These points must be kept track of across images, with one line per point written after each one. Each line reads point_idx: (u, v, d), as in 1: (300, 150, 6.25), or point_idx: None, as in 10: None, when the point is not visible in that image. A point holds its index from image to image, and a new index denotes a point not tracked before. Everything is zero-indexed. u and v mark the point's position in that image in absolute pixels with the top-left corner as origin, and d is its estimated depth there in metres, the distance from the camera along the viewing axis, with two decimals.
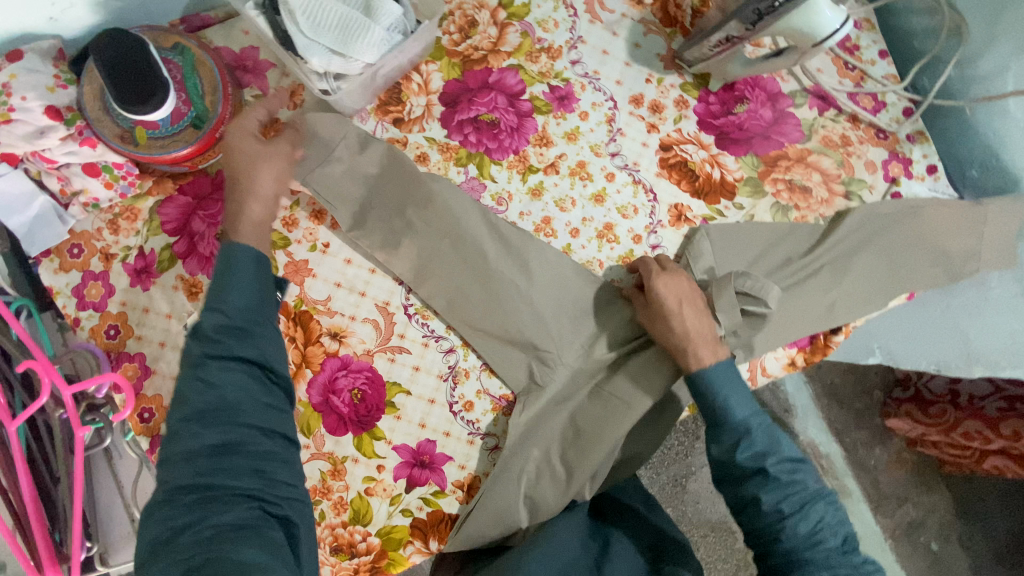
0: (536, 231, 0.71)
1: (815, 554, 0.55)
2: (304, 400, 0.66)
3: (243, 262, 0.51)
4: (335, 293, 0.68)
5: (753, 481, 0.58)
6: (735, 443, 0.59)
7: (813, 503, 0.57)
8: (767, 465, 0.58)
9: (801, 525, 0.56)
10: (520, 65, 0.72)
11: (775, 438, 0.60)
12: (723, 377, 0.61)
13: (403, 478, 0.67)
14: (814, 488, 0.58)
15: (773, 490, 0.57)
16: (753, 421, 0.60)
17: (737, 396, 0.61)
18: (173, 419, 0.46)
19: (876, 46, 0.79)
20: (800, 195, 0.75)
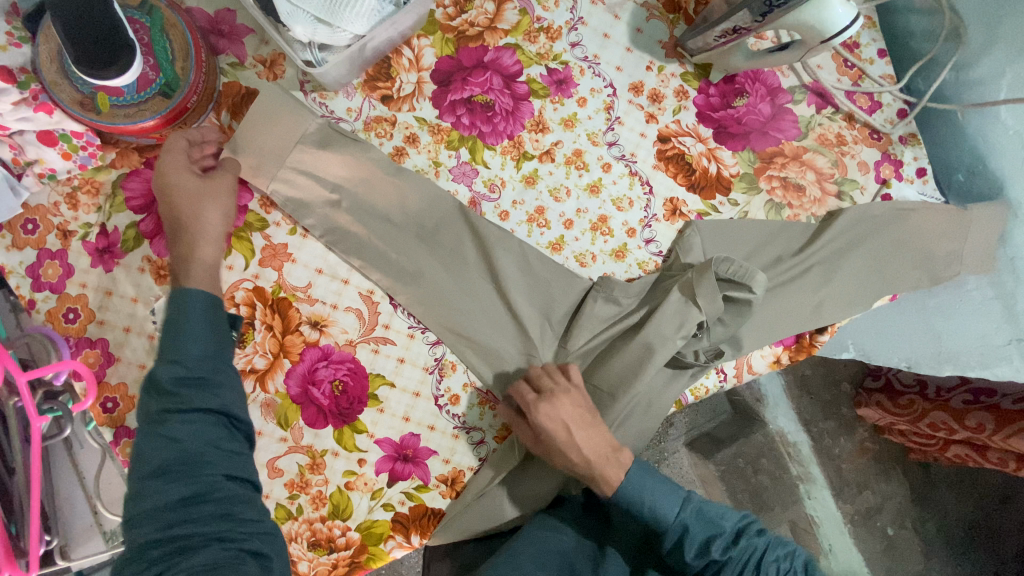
0: (529, 221, 0.69)
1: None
2: (281, 391, 0.63)
3: (196, 312, 0.50)
4: (316, 279, 0.64)
5: (709, 571, 0.58)
6: (678, 543, 0.58)
7: (766, 559, 0.57)
8: (715, 556, 0.57)
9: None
10: (517, 44, 0.68)
11: (711, 518, 0.59)
12: (636, 487, 0.59)
13: (385, 472, 0.65)
14: (763, 543, 0.58)
15: (733, 569, 0.57)
16: (686, 516, 0.58)
17: (664, 498, 0.59)
18: (133, 478, 0.45)
19: (875, 44, 0.78)
20: (794, 193, 0.74)
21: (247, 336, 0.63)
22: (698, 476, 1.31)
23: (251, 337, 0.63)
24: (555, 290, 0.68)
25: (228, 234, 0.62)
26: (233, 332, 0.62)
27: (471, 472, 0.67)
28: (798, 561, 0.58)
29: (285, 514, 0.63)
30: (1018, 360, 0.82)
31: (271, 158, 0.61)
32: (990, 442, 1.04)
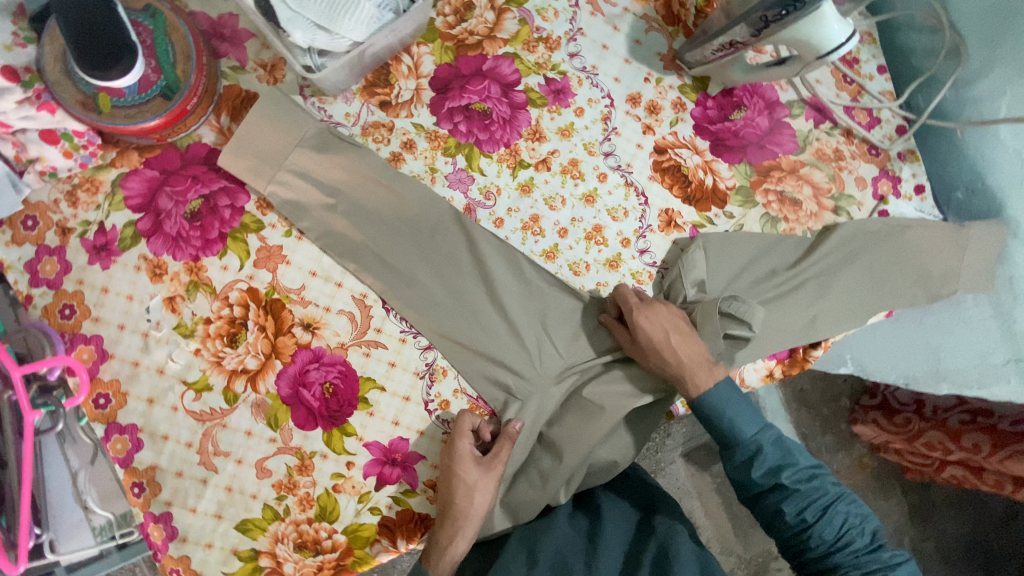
0: (523, 229, 0.69)
1: (843, 553, 0.61)
2: (272, 392, 0.63)
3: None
4: (309, 281, 0.65)
5: (774, 495, 0.63)
6: (749, 461, 0.64)
7: (835, 505, 0.62)
8: (784, 480, 0.63)
9: (826, 529, 0.62)
10: (516, 54, 0.69)
11: (787, 449, 0.65)
12: (722, 398, 0.64)
13: (373, 476, 0.65)
14: (834, 491, 0.63)
15: (797, 498, 0.62)
16: (763, 438, 0.64)
17: (743, 418, 0.64)
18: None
19: (875, 60, 0.78)
20: (790, 207, 0.74)
21: (240, 337, 0.63)
22: (696, 488, 1.25)
23: (244, 338, 0.63)
24: (547, 298, 0.68)
25: (224, 235, 0.63)
26: (225, 332, 0.63)
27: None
28: (860, 520, 0.63)
29: (272, 514, 0.63)
30: (1015, 378, 0.82)
31: (269, 161, 0.62)
32: (986, 462, 1.06)
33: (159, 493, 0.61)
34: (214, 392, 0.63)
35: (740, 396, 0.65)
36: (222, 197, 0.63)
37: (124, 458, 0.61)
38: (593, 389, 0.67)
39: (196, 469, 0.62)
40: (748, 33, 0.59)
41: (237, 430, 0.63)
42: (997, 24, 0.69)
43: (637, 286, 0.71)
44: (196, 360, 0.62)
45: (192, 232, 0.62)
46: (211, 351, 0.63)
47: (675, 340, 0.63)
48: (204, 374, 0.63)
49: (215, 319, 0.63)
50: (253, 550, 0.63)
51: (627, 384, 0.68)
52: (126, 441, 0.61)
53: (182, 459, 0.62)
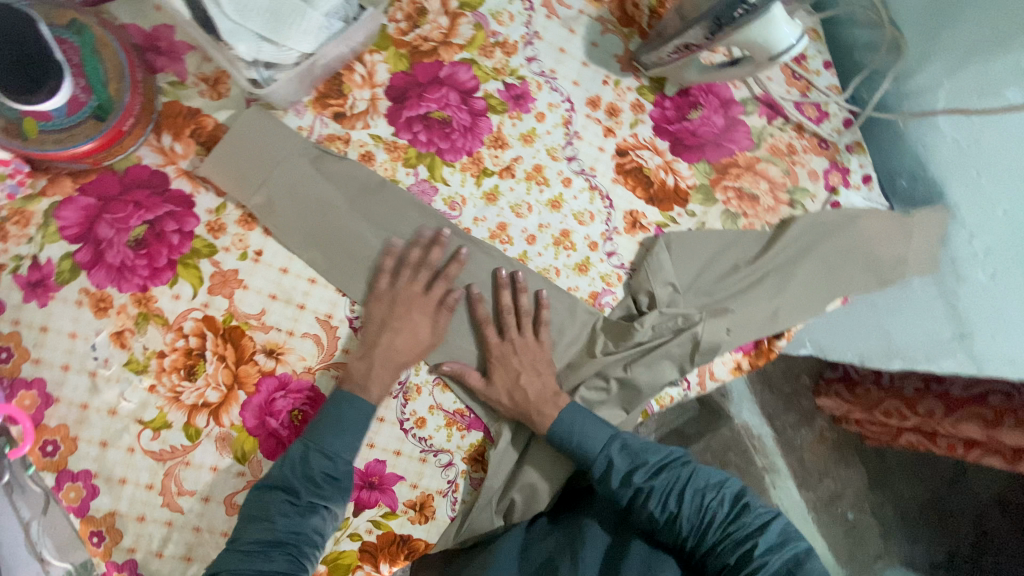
0: (491, 238, 0.68)
1: (714, 532, 0.60)
2: (237, 424, 0.60)
3: (355, 415, 0.59)
4: (269, 305, 0.62)
5: (638, 502, 0.62)
6: (605, 473, 0.63)
7: (688, 489, 0.62)
8: (638, 482, 0.62)
9: (691, 513, 0.61)
10: (473, 59, 0.68)
11: (636, 451, 0.64)
12: (569, 422, 0.64)
13: (351, 501, 0.63)
14: (686, 473, 0.63)
15: (656, 494, 0.61)
16: (611, 449, 0.63)
17: (590, 435, 0.64)
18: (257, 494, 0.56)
19: (820, 56, 0.81)
20: (749, 203, 0.76)
21: (199, 369, 0.60)
22: None
23: (203, 369, 0.60)
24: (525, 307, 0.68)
25: (173, 262, 0.59)
26: (182, 364, 0.59)
27: (463, 503, 0.66)
28: (732, 497, 0.62)
29: None
30: (961, 353, 0.82)
31: (239, 185, 0.60)
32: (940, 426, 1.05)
33: (120, 540, 0.57)
34: (175, 429, 0.59)
35: (584, 411, 0.65)
36: (169, 222, 0.59)
37: (79, 507, 0.57)
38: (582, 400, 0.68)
39: (159, 511, 0.59)
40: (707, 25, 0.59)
41: (201, 466, 0.60)
42: (932, 24, 0.72)
43: (607, 289, 0.71)
44: (151, 397, 0.59)
45: (138, 261, 0.58)
46: (168, 387, 0.59)
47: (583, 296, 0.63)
48: (162, 411, 0.59)
49: (170, 352, 0.59)
50: None
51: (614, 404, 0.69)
52: (80, 488, 0.57)
53: (145, 502, 0.58)
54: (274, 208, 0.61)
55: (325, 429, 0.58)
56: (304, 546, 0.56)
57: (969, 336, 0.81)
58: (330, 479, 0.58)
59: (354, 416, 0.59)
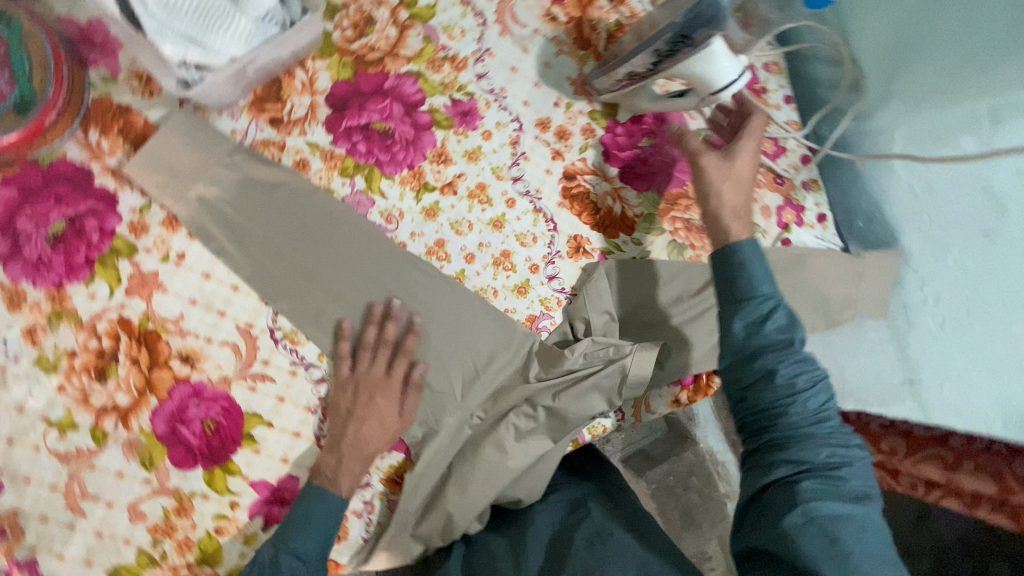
0: (427, 254, 0.67)
1: (817, 445, 0.52)
2: (146, 430, 0.59)
3: (322, 517, 0.58)
4: (189, 310, 0.61)
5: (773, 352, 0.53)
6: (762, 314, 0.55)
7: (828, 383, 0.53)
8: (795, 336, 0.54)
9: (811, 398, 0.53)
10: (420, 72, 0.67)
11: (798, 319, 0.56)
12: (749, 255, 0.57)
13: (260, 516, 0.62)
14: (825, 373, 0.55)
15: (794, 360, 0.53)
16: (779, 298, 0.56)
17: (760, 281, 0.56)
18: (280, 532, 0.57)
19: (782, 90, 0.81)
20: (697, 235, 0.74)
21: (111, 371, 0.59)
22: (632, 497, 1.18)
23: (114, 372, 0.59)
24: (458, 327, 0.67)
25: (92, 260, 0.58)
26: (93, 365, 0.58)
27: (377, 525, 0.65)
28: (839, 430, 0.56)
29: (146, 560, 0.59)
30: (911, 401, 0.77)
31: (167, 189, 0.60)
32: None
33: (21, 539, 0.57)
34: (81, 430, 0.58)
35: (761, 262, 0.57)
36: (90, 219, 0.58)
37: None
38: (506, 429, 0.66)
39: (60, 513, 0.58)
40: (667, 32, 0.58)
41: (107, 471, 0.59)
42: (892, 65, 0.71)
43: (545, 312, 0.70)
44: (60, 397, 0.58)
45: (54, 257, 0.57)
46: (77, 387, 0.58)
47: (730, 192, 0.61)
48: (70, 411, 0.58)
49: (82, 352, 0.58)
50: None
51: (541, 436, 0.67)
52: None
53: (46, 503, 0.57)
54: (204, 211, 0.61)
55: (286, 525, 0.58)
56: None
57: (918, 384, 0.76)
58: None
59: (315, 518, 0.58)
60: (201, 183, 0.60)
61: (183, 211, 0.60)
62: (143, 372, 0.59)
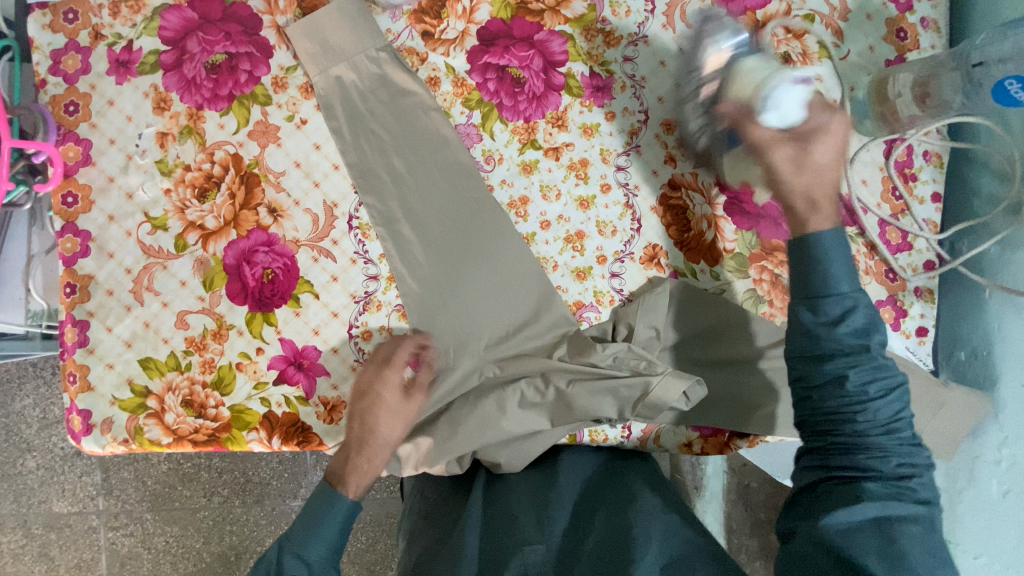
0: (509, 206, 0.68)
1: (887, 435, 0.52)
2: (217, 256, 0.66)
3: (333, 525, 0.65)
4: (291, 170, 0.66)
5: (845, 359, 0.52)
6: (841, 316, 0.53)
7: (897, 392, 0.53)
8: (871, 345, 0.52)
9: (883, 409, 0.52)
10: (572, 36, 0.67)
11: (878, 320, 0.53)
12: (835, 244, 0.54)
13: (276, 370, 0.67)
14: (899, 378, 0.53)
15: (869, 367, 0.52)
16: (861, 299, 0.53)
17: (846, 289, 0.53)
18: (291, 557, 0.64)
19: (933, 184, 0.73)
20: (781, 293, 0.71)
21: (209, 195, 0.66)
22: None
23: (213, 197, 0.65)
24: (506, 281, 0.68)
25: (232, 96, 0.65)
26: (198, 184, 0.65)
27: None
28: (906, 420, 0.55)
29: (174, 363, 0.66)
30: None
31: (314, 59, 0.65)
32: None
33: (86, 301, 0.66)
34: (168, 234, 0.66)
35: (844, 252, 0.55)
36: (245, 62, 0.65)
37: (68, 257, 0.65)
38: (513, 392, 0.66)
39: (126, 294, 0.66)
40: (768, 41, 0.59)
41: (174, 275, 0.66)
42: None
43: (593, 305, 0.69)
44: (163, 199, 0.65)
45: (205, 82, 0.64)
46: (178, 197, 0.65)
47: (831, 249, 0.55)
48: (166, 214, 0.65)
49: (194, 169, 0.65)
50: (145, 388, 0.66)
51: (543, 414, 0.66)
52: (76, 243, 0.65)
53: (118, 280, 0.66)
54: (337, 90, 0.66)
55: (304, 532, 0.63)
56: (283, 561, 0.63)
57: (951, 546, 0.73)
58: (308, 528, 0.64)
59: (332, 517, 0.64)
60: (341, 64, 0.65)
61: (321, 82, 0.66)
62: (232, 207, 0.66)
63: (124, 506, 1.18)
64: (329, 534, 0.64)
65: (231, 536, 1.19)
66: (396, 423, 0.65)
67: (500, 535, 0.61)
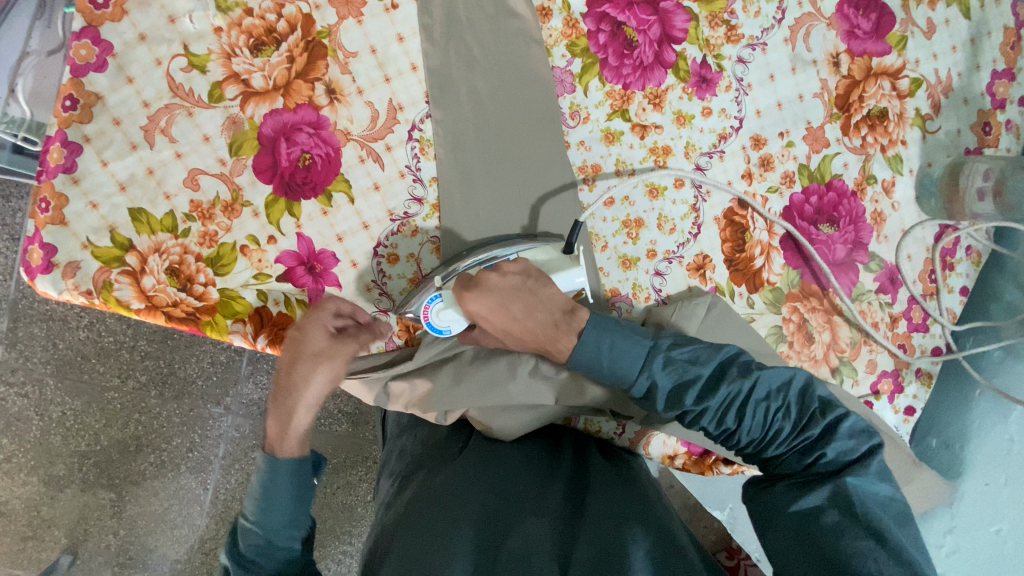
0: (579, 169, 0.64)
1: (778, 444, 0.53)
2: (254, 121, 0.58)
3: (283, 476, 0.56)
4: (364, 54, 0.59)
5: (691, 418, 0.55)
6: (648, 393, 0.55)
7: (751, 403, 0.53)
8: (686, 405, 0.54)
9: (753, 429, 0.53)
10: (696, 17, 0.64)
11: (684, 365, 0.54)
12: (598, 342, 0.54)
13: (283, 265, 0.60)
14: (744, 383, 0.53)
15: (711, 413, 0.54)
16: (653, 364, 0.54)
17: (622, 357, 0.54)
18: (255, 543, 0.54)
19: (964, 279, 0.76)
20: (802, 338, 0.69)
21: (266, 50, 0.58)
22: None
23: (268, 54, 0.58)
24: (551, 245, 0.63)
25: None
26: (257, 35, 0.58)
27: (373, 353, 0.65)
28: (800, 397, 0.54)
29: (170, 224, 0.58)
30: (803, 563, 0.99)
31: None
32: None
33: (85, 123, 0.56)
34: (204, 77, 0.57)
35: (614, 329, 0.55)
36: None
37: (79, 66, 0.56)
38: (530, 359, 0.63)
39: (134, 129, 0.57)
40: (437, 285, 0.57)
41: (197, 126, 0.58)
42: None
43: (629, 297, 0.66)
44: (212, 36, 0.57)
45: None
46: (231, 40, 0.58)
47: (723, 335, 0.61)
48: (209, 55, 0.57)
49: (257, 16, 0.58)
50: (128, 241, 0.57)
51: (550, 390, 0.64)
52: (93, 54, 0.56)
53: (130, 111, 0.57)
54: None
55: (258, 503, 0.55)
56: (264, 545, 0.54)
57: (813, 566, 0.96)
58: (268, 499, 0.55)
59: (280, 472, 0.56)
60: None
61: None
62: (289, 71, 0.58)
63: (26, 363, 1.05)
64: (283, 494, 0.55)
65: (136, 426, 1.09)
66: (327, 380, 0.57)
67: (502, 502, 0.55)
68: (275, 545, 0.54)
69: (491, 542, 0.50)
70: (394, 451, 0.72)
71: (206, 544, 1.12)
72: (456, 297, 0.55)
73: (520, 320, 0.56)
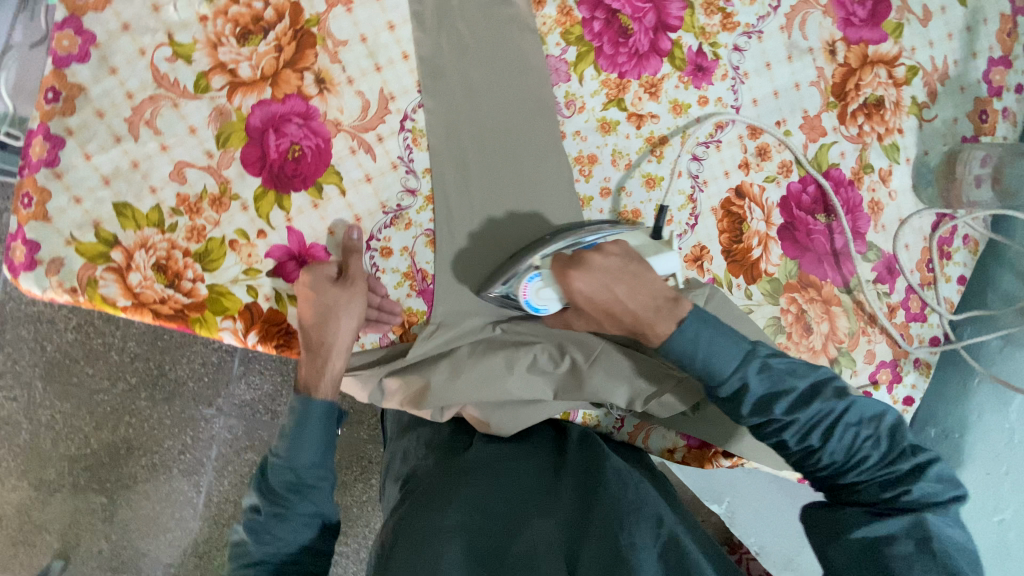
0: (574, 159, 0.63)
1: (858, 470, 0.50)
2: (242, 112, 0.57)
3: (314, 420, 0.60)
4: (354, 43, 0.58)
5: (772, 429, 0.51)
6: (733, 397, 0.52)
7: (842, 423, 0.50)
8: (773, 414, 0.50)
9: (838, 450, 0.50)
10: (691, 5, 0.63)
11: (776, 376, 0.51)
12: (693, 338, 0.50)
13: (274, 260, 0.59)
14: (841, 404, 0.50)
15: (798, 425, 0.50)
16: (746, 369, 0.51)
17: (718, 354, 0.51)
18: (283, 479, 0.58)
19: (961, 268, 0.76)
20: (801, 329, 0.68)
21: (252, 39, 0.57)
22: None
23: (255, 43, 0.57)
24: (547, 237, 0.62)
25: None
26: (243, 23, 0.56)
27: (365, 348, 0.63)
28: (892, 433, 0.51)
29: (156, 219, 0.56)
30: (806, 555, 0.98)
31: None
32: None
33: (68, 115, 0.54)
34: (190, 67, 0.56)
35: (713, 327, 0.51)
36: None
37: (60, 57, 0.54)
38: (525, 354, 0.61)
39: (119, 122, 0.55)
40: (536, 264, 0.56)
41: (183, 117, 0.56)
42: None
43: None
44: (198, 26, 0.56)
45: None
46: (217, 29, 0.56)
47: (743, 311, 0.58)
48: (195, 44, 0.56)
49: (243, 4, 0.56)
50: (113, 237, 0.55)
51: (547, 384, 0.63)
52: (74, 44, 0.54)
53: (114, 103, 0.55)
54: None
55: (288, 442, 0.59)
56: (291, 483, 0.58)
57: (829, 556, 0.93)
58: (296, 441, 0.59)
59: (310, 418, 0.60)
60: None
61: None
62: (277, 61, 0.57)
63: (14, 366, 1.03)
64: (311, 439, 0.59)
65: (128, 429, 1.07)
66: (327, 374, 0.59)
67: (508, 504, 0.55)
68: (304, 480, 0.59)
69: (501, 541, 0.51)
70: (396, 454, 0.71)
71: (201, 547, 1.11)
72: (559, 275, 0.53)
73: (624, 300, 0.52)
